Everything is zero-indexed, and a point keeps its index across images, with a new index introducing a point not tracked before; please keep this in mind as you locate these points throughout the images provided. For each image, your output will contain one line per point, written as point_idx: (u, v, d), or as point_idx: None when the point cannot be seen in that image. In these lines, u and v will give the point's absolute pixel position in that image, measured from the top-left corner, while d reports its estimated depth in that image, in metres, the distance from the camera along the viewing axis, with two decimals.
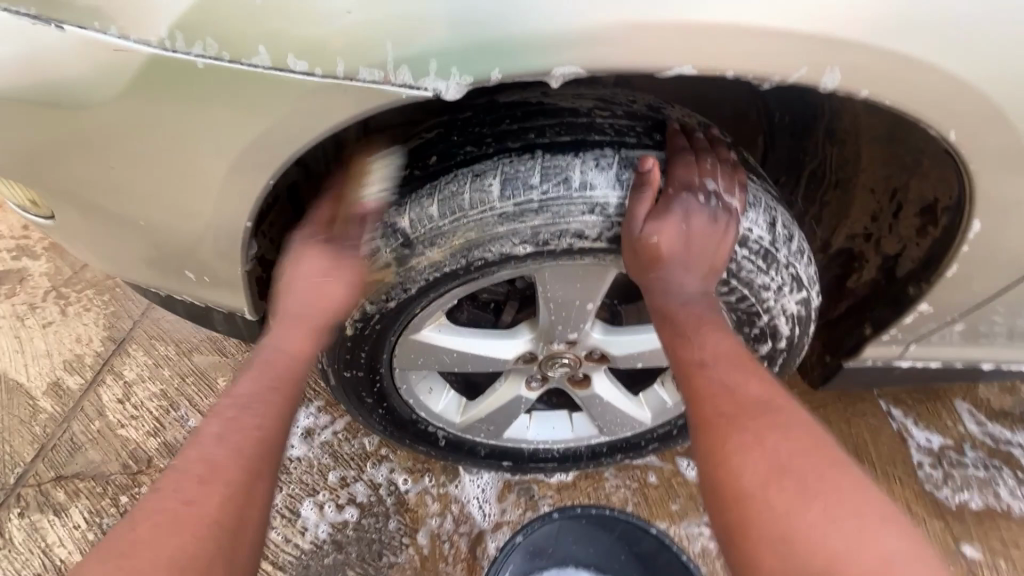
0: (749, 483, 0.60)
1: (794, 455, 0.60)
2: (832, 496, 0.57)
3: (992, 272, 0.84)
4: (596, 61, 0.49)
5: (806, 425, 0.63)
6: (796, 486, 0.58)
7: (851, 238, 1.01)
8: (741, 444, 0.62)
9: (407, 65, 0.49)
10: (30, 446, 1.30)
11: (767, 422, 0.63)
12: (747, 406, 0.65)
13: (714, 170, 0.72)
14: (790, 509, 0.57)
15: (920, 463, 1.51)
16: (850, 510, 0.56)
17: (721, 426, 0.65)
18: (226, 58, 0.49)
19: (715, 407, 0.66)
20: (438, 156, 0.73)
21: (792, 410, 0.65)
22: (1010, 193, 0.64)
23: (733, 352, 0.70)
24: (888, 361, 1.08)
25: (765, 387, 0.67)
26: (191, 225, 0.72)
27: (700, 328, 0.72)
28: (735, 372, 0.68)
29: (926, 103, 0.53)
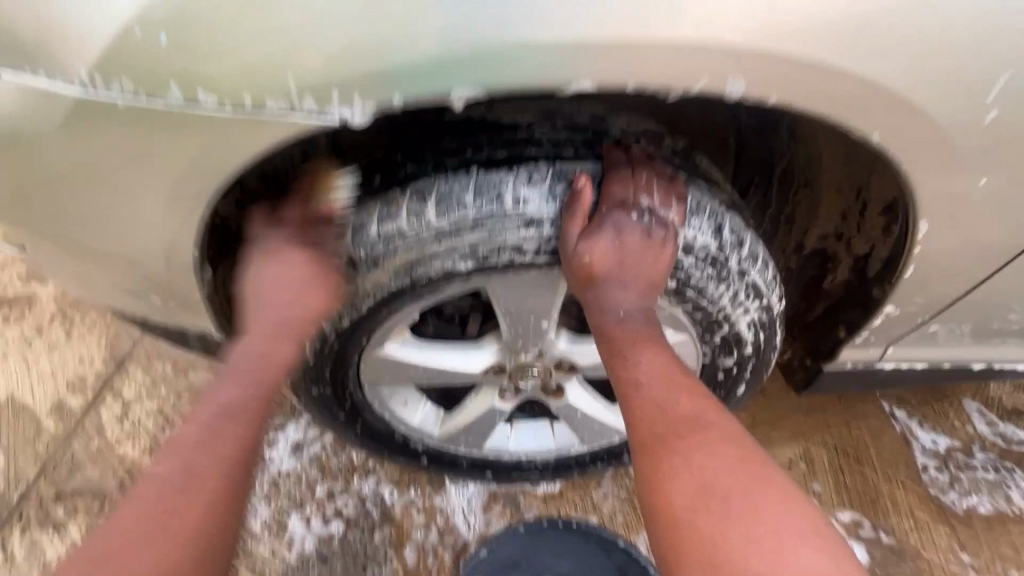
0: (680, 505, 0.62)
1: (719, 473, 0.63)
2: (753, 511, 0.60)
3: (960, 270, 0.82)
4: (489, 84, 0.52)
5: (733, 439, 0.66)
6: (718, 507, 0.60)
7: (822, 238, 0.97)
8: (673, 465, 0.65)
9: (311, 96, 0.53)
10: (33, 465, 1.35)
11: (695, 442, 0.65)
12: (678, 427, 0.67)
13: (649, 186, 0.73)
14: (715, 529, 0.59)
15: (925, 466, 1.45)
16: (771, 524, 0.59)
17: (654, 448, 0.67)
18: (143, 95, 0.54)
19: (649, 429, 0.68)
20: (380, 176, 0.74)
21: (723, 426, 0.67)
22: (941, 185, 0.66)
23: (667, 371, 0.72)
24: (867, 363, 1.05)
25: (697, 402, 0.69)
26: (143, 251, 0.74)
27: (639, 346, 0.74)
28: (670, 393, 0.70)
29: (833, 102, 0.56)
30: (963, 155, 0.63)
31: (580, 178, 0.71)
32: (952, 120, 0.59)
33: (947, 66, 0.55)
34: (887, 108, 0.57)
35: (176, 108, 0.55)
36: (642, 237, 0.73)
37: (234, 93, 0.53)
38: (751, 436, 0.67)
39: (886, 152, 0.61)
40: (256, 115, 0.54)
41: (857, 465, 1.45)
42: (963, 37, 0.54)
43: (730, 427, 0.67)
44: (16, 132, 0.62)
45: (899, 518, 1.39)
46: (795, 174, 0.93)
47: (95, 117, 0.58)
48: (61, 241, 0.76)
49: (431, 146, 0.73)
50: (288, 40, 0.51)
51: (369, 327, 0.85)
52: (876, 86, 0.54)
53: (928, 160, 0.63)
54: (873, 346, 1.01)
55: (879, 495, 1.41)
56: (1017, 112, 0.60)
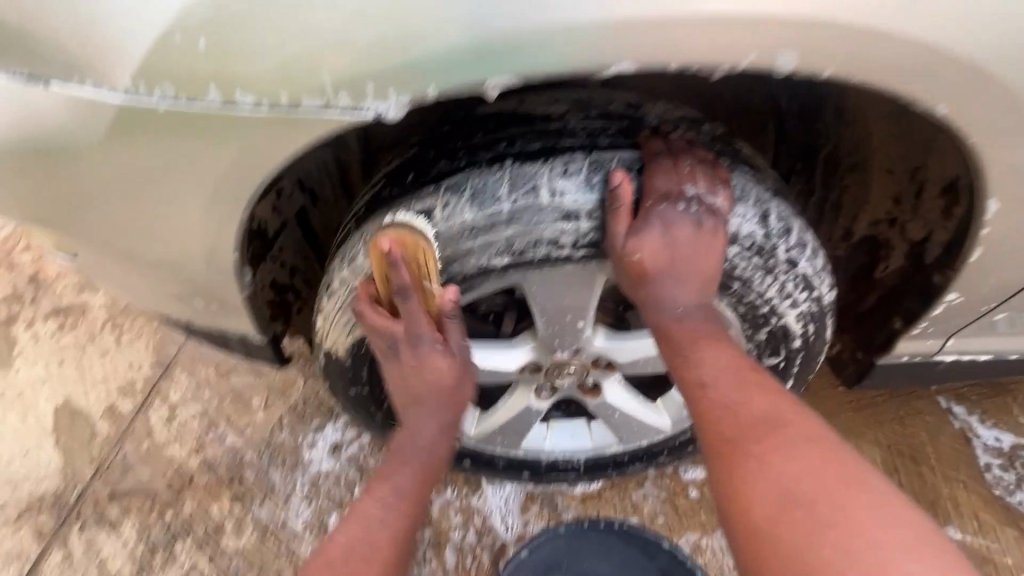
0: (758, 511, 0.60)
1: (799, 475, 0.59)
2: (842, 516, 0.55)
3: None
4: (525, 70, 0.51)
5: (815, 440, 0.62)
6: (800, 512, 0.57)
7: (873, 224, 0.92)
8: (747, 468, 0.63)
9: (346, 91, 0.53)
10: (88, 466, 1.40)
11: (769, 443, 0.63)
12: (750, 428, 0.65)
13: (692, 174, 0.71)
14: (798, 535, 0.56)
15: (988, 465, 1.36)
16: (865, 531, 0.54)
17: (726, 450, 0.65)
18: (182, 98, 0.55)
19: (720, 431, 0.67)
20: (414, 173, 0.74)
21: (798, 424, 0.64)
22: (1009, 161, 0.61)
23: (736, 371, 0.70)
24: (925, 355, 0.99)
25: (770, 402, 0.67)
26: (188, 256, 0.76)
27: (697, 344, 0.73)
28: (735, 390, 0.68)
29: (890, 73, 0.52)
30: None
31: (618, 171, 0.68)
32: None
33: (1020, 27, 0.51)
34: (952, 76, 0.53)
35: (215, 110, 0.55)
36: (689, 230, 0.70)
37: (270, 91, 0.53)
38: (833, 435, 0.63)
39: (949, 125, 0.57)
40: (292, 112, 0.54)
41: (913, 464, 1.37)
42: None
43: (810, 429, 0.64)
44: (65, 143, 0.64)
45: (962, 520, 1.31)
46: (841, 158, 0.88)
47: (139, 124, 0.59)
48: (110, 249, 0.79)
49: (464, 142, 0.72)
50: (323, 35, 0.51)
51: None
52: (936, 50, 0.51)
53: (999, 132, 0.58)
54: (931, 337, 0.96)
55: (939, 496, 1.33)
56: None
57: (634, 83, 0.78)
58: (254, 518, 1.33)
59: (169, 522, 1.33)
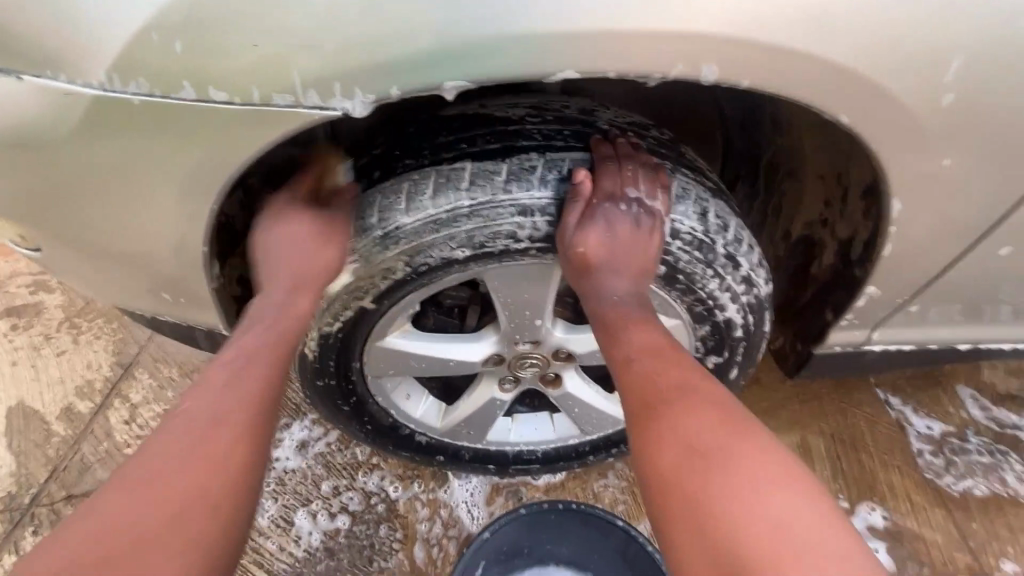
0: (664, 469, 0.62)
1: (702, 433, 0.62)
2: (738, 465, 0.59)
3: (937, 250, 0.85)
4: (481, 74, 0.56)
5: (719, 402, 0.66)
6: (702, 466, 0.60)
7: (808, 225, 1.02)
8: (659, 431, 0.65)
9: (315, 90, 0.57)
10: (44, 468, 1.37)
11: (682, 407, 0.66)
12: (664, 395, 0.68)
13: (636, 176, 0.76)
14: (700, 486, 0.59)
15: (920, 451, 1.47)
16: (757, 481, 0.57)
17: (643, 415, 0.68)
18: (158, 94, 0.58)
19: (640, 399, 0.69)
20: (380, 170, 0.78)
21: (709, 392, 0.67)
22: (911, 166, 0.70)
23: (660, 347, 0.74)
24: (855, 346, 1.08)
25: (686, 374, 0.70)
26: (156, 248, 0.77)
27: (632, 326, 0.76)
28: (658, 364, 0.72)
29: (801, 86, 0.59)
30: (932, 134, 0.66)
31: (580, 171, 0.73)
32: (919, 99, 0.62)
33: (912, 50, 0.59)
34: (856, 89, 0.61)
35: (189, 105, 0.59)
36: (632, 225, 0.77)
37: (243, 90, 0.57)
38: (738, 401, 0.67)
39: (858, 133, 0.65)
40: (264, 108, 0.58)
41: (852, 452, 1.47)
42: (922, 26, 0.58)
43: (718, 396, 0.67)
44: (35, 137, 0.65)
45: (896, 502, 1.41)
46: (780, 164, 0.99)
47: (111, 116, 0.61)
48: (78, 242, 0.80)
49: (426, 141, 0.77)
50: (291, 37, 0.54)
51: (373, 318, 0.88)
52: (839, 68, 0.58)
53: (899, 138, 0.66)
54: (860, 330, 1.05)
55: (876, 480, 1.44)
56: (979, 93, 0.63)
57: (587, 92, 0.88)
58: None
59: None
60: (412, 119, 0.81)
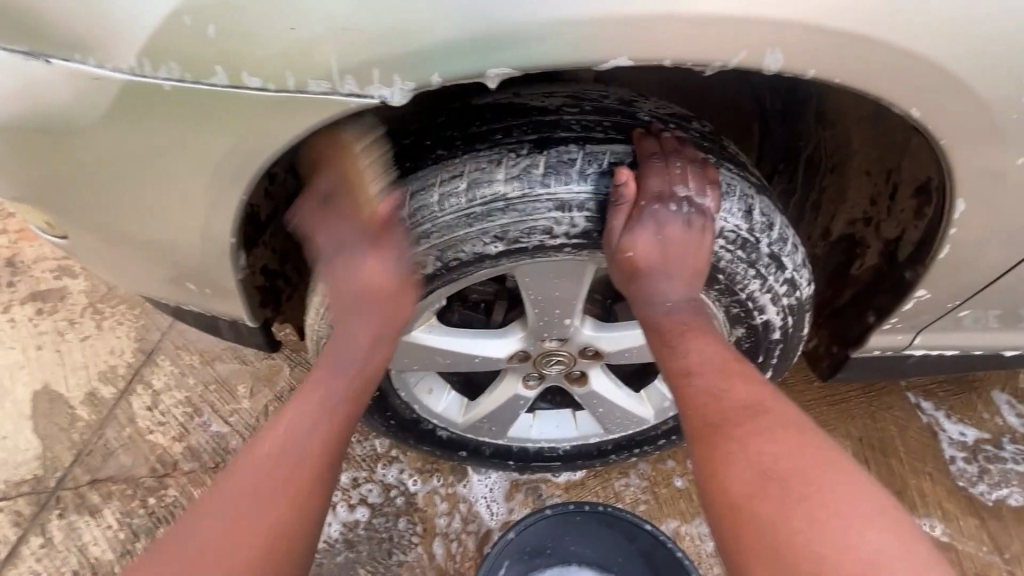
0: (736, 492, 0.61)
1: (778, 456, 0.62)
2: (815, 492, 0.58)
3: (994, 253, 0.81)
4: (526, 61, 0.53)
5: (790, 422, 0.65)
6: (779, 491, 0.59)
7: (851, 223, 0.97)
8: (728, 452, 0.64)
9: (352, 76, 0.54)
10: (69, 452, 1.38)
11: (753, 427, 0.64)
12: (732, 413, 0.66)
13: (684, 175, 0.73)
14: (779, 511, 0.58)
15: (952, 457, 1.43)
16: (836, 508, 0.57)
17: (709, 434, 0.66)
18: (189, 78, 0.56)
19: (704, 416, 0.68)
20: (411, 160, 0.75)
21: (779, 411, 0.66)
22: (978, 163, 0.65)
23: (718, 359, 0.72)
24: (895, 350, 1.04)
25: (750, 389, 0.68)
26: (183, 238, 0.76)
27: (685, 335, 0.74)
28: (719, 379, 0.70)
29: (870, 75, 0.55)
30: (1005, 128, 0.62)
31: (624, 168, 0.70)
32: (995, 90, 0.58)
33: (991, 37, 0.54)
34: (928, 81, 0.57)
35: (222, 91, 0.56)
36: (682, 228, 0.73)
37: (277, 75, 0.54)
38: (807, 421, 0.66)
39: (925, 127, 0.61)
40: (298, 95, 0.56)
41: (881, 456, 1.43)
42: (1005, 10, 0.53)
43: (788, 415, 0.66)
44: (64, 122, 0.64)
45: (926, 509, 1.37)
46: (821, 158, 0.94)
47: (140, 101, 0.60)
48: (106, 231, 0.79)
49: (460, 131, 0.74)
50: (329, 22, 0.52)
51: None
52: (912, 56, 0.54)
53: (969, 134, 0.62)
54: (901, 333, 1.00)
55: (905, 487, 1.39)
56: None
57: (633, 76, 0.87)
58: None
59: (152, 508, 1.32)
60: (445, 109, 0.79)
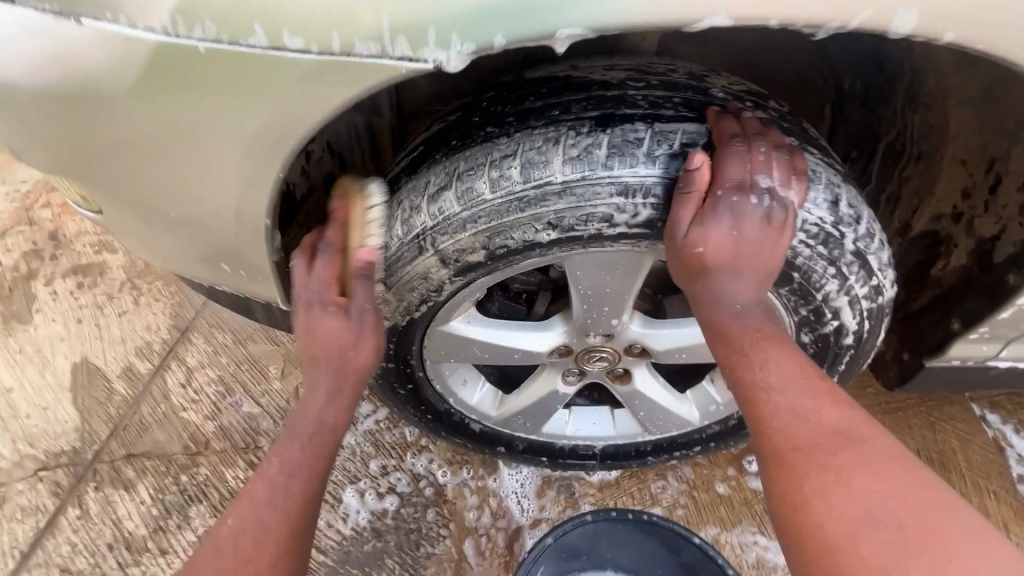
0: (834, 532, 0.53)
1: (885, 494, 0.54)
2: (934, 542, 0.50)
3: None
4: (603, 20, 0.47)
5: (893, 454, 0.56)
6: (889, 536, 0.51)
7: (936, 219, 0.87)
8: (824, 484, 0.56)
9: (404, 36, 0.48)
10: (105, 425, 1.39)
11: (851, 459, 0.56)
12: (825, 439, 0.58)
13: (766, 164, 0.65)
14: (890, 559, 0.50)
15: (1020, 476, 1.31)
16: (955, 554, 0.50)
17: (795, 461, 0.58)
18: (225, 40, 0.51)
19: (787, 440, 0.59)
20: (459, 138, 0.70)
21: (877, 439, 0.58)
22: None
23: (802, 376, 0.63)
24: (978, 360, 0.94)
25: (843, 414, 0.60)
26: (216, 215, 0.72)
27: (759, 344, 0.65)
28: (805, 397, 0.61)
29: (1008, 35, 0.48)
30: None
31: (704, 154, 0.62)
32: None
33: None
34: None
35: (260, 53, 0.51)
36: (760, 222, 0.64)
37: (323, 35, 0.49)
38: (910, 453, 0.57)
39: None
40: (345, 60, 0.50)
41: (941, 470, 1.32)
42: None
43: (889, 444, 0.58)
44: (95, 88, 0.60)
45: None
46: (908, 146, 0.84)
47: (172, 65, 0.55)
48: (138, 206, 0.76)
49: (513, 107, 0.69)
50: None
51: (436, 304, 0.79)
52: None
53: None
54: (988, 343, 0.91)
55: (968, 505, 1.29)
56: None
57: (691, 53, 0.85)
58: None
59: (184, 486, 1.33)
60: (494, 83, 0.74)
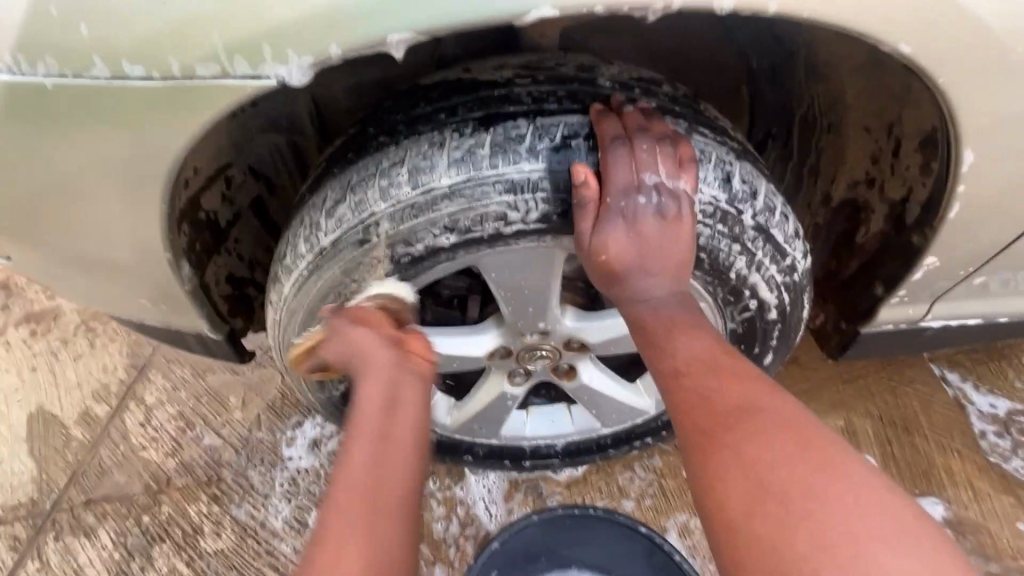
0: (730, 507, 0.53)
1: (775, 462, 0.52)
2: (822, 505, 0.49)
3: (1001, 210, 0.74)
4: (428, 24, 0.49)
5: (790, 421, 0.55)
6: (779, 506, 0.50)
7: (852, 186, 0.88)
8: (723, 464, 0.55)
9: (243, 55, 0.50)
10: (64, 472, 1.37)
11: (744, 430, 0.55)
12: (722, 417, 0.57)
13: (653, 158, 0.65)
14: (779, 530, 0.49)
15: (982, 432, 1.32)
16: (854, 522, 0.47)
17: (701, 445, 0.57)
18: (70, 73, 0.53)
19: (695, 424, 0.59)
20: (354, 150, 0.70)
21: (775, 406, 0.57)
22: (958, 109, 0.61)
23: (713, 357, 0.63)
24: (910, 322, 0.95)
25: (744, 387, 0.59)
26: (116, 249, 0.71)
27: (671, 333, 0.66)
28: (711, 378, 0.61)
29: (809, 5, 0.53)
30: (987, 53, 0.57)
31: (584, 170, 0.63)
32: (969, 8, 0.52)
33: None
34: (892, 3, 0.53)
35: (105, 83, 0.53)
36: (656, 220, 0.65)
37: (162, 60, 0.51)
38: (811, 415, 0.56)
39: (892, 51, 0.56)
40: (187, 82, 0.52)
41: (905, 435, 1.32)
42: None
43: (788, 412, 0.56)
44: None
45: (958, 491, 1.26)
46: (817, 118, 0.85)
47: (32, 102, 0.56)
48: (39, 249, 0.75)
49: (403, 114, 0.68)
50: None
51: None
52: None
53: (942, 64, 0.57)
54: (913, 304, 0.92)
55: (932, 466, 1.29)
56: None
57: (611, 48, 0.83)
58: (233, 519, 1.30)
59: (147, 526, 1.30)
60: (392, 93, 0.74)
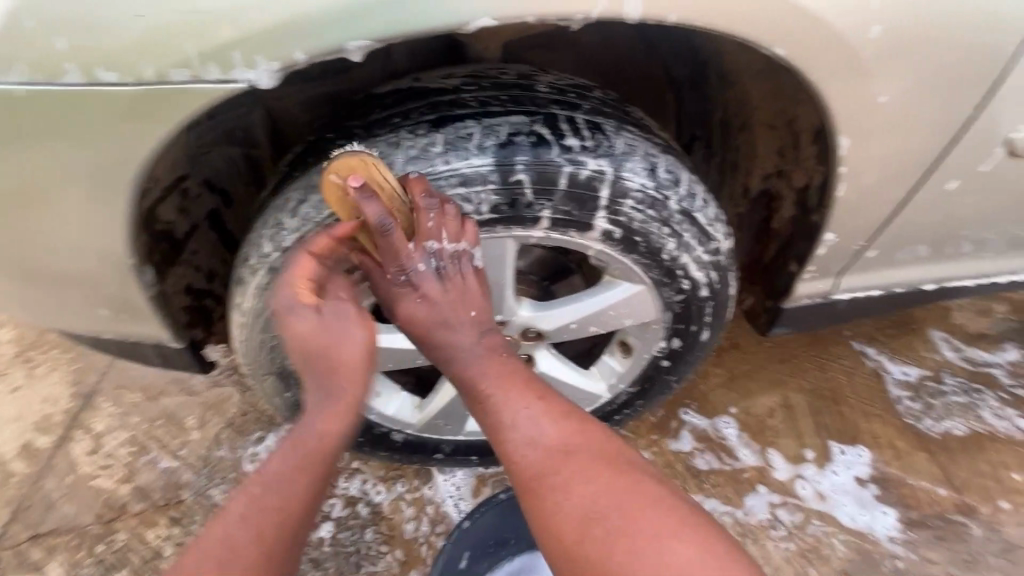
0: (569, 536, 0.61)
1: (589, 494, 0.63)
2: (632, 521, 0.60)
3: (880, 190, 0.87)
4: (381, 33, 0.56)
5: (601, 454, 0.66)
6: (599, 532, 0.60)
7: (765, 178, 1.00)
8: (559, 497, 0.63)
9: (214, 62, 0.56)
10: (5, 509, 1.30)
11: (565, 471, 0.65)
12: (555, 459, 0.66)
13: (435, 229, 0.68)
14: (607, 546, 0.59)
15: (898, 397, 1.45)
16: (657, 531, 0.59)
17: (537, 481, 0.65)
18: (42, 80, 0.57)
19: (528, 467, 0.66)
20: (314, 155, 0.74)
21: (583, 441, 0.67)
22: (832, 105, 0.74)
23: (493, 396, 0.70)
24: (822, 297, 1.08)
25: (564, 426, 0.68)
26: (76, 259, 0.73)
27: (507, 379, 0.71)
28: (503, 414, 0.69)
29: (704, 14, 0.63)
30: (852, 54, 0.69)
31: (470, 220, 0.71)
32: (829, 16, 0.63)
33: None
34: (768, 14, 0.64)
35: (78, 89, 0.57)
36: (440, 285, 0.71)
37: (136, 68, 0.56)
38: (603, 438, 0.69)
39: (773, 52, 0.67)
40: (158, 87, 0.57)
41: (834, 405, 1.45)
42: None
43: (550, 448, 0.67)
44: None
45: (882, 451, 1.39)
46: (731, 119, 0.96)
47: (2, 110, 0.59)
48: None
49: (360, 120, 0.74)
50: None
51: None
52: None
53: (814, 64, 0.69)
54: (822, 280, 1.04)
55: (858, 431, 1.41)
56: (906, 4, 0.67)
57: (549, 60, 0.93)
58: None
59: (101, 556, 1.25)
60: (349, 101, 0.80)
